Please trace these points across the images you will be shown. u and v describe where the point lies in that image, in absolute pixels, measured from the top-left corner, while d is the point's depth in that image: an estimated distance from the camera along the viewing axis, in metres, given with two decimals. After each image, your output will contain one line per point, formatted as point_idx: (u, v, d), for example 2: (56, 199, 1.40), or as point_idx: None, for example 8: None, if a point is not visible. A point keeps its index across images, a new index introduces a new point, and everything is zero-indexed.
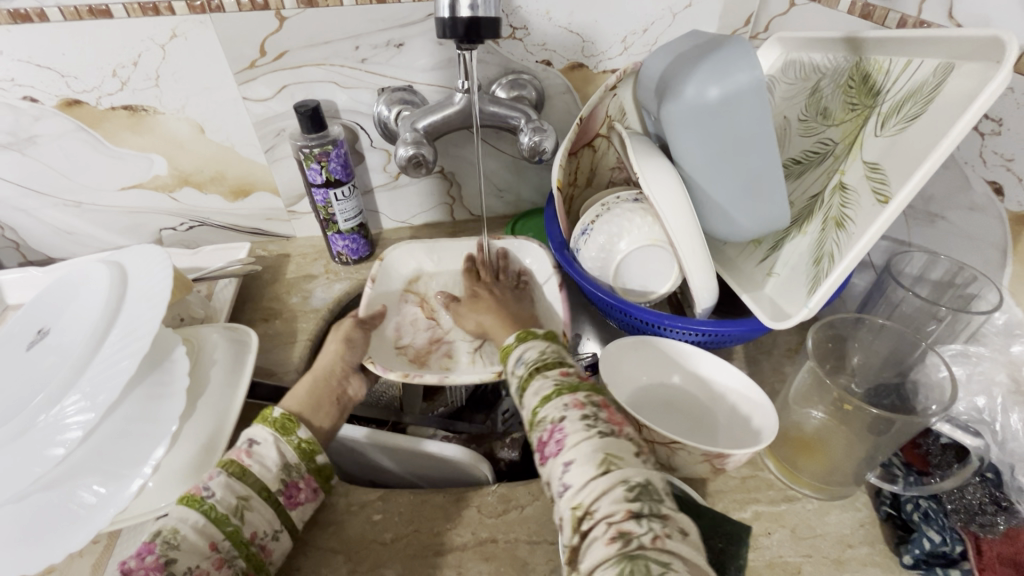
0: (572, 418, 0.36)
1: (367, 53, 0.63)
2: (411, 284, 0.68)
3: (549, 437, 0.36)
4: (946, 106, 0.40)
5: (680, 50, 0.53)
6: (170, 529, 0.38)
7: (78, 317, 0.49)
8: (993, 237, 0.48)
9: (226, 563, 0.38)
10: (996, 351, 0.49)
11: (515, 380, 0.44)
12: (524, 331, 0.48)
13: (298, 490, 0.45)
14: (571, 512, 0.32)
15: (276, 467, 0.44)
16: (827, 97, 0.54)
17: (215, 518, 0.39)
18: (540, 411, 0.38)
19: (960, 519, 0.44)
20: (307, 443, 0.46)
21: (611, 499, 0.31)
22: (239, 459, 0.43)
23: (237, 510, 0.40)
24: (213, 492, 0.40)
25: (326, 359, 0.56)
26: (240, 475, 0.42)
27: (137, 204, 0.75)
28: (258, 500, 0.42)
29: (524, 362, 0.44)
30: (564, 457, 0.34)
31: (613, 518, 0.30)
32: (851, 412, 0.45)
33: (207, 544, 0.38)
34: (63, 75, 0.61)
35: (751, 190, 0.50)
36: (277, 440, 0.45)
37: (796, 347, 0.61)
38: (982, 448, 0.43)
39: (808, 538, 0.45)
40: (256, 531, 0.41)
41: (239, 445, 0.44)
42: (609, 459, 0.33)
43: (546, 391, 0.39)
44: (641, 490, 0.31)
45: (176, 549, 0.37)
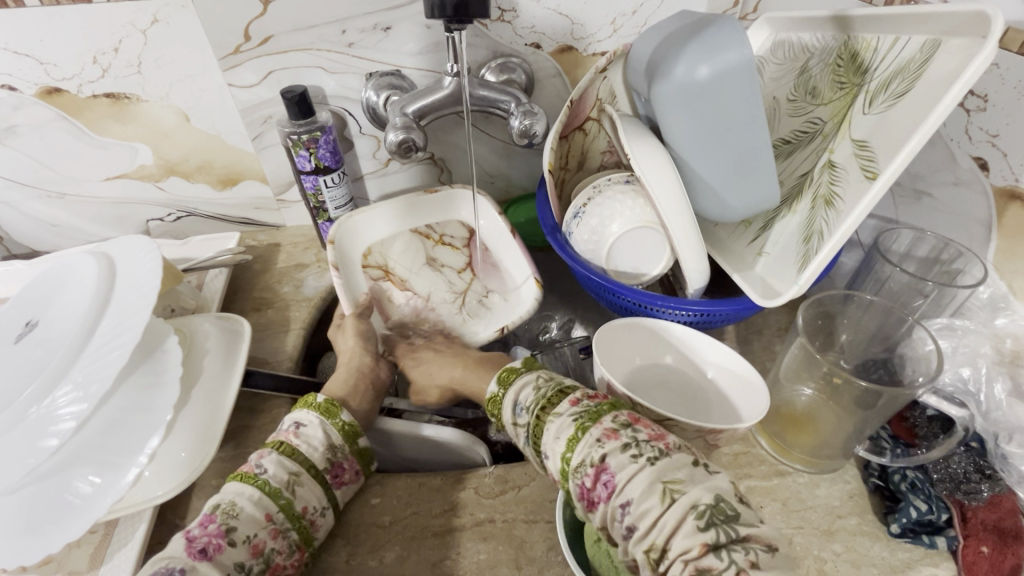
0: (612, 453, 0.35)
1: (354, 37, 0.62)
2: (369, 257, 0.65)
3: (594, 481, 0.35)
4: (933, 81, 0.40)
5: (668, 31, 0.53)
6: (229, 502, 0.39)
7: (67, 308, 0.48)
8: (977, 212, 0.49)
9: (282, 534, 0.39)
10: (981, 324, 0.50)
11: (522, 429, 0.42)
12: (506, 370, 0.47)
13: (343, 470, 0.45)
14: (646, 554, 0.32)
15: (322, 446, 0.44)
16: (815, 77, 0.55)
17: (269, 492, 0.40)
18: (571, 456, 0.37)
19: (945, 487, 0.45)
20: (351, 425, 0.47)
21: (683, 534, 0.31)
22: (289, 440, 0.44)
23: (289, 485, 0.41)
24: (266, 468, 0.41)
25: (348, 347, 0.58)
26: (291, 453, 0.43)
27: (123, 195, 0.74)
28: (308, 476, 0.42)
29: (523, 408, 0.42)
30: (619, 498, 0.33)
31: (688, 554, 0.30)
32: (840, 385, 0.46)
33: (263, 515, 0.39)
34: (41, 62, 0.60)
35: (742, 168, 0.50)
36: (323, 423, 0.45)
37: (786, 327, 0.62)
38: (966, 419, 0.44)
39: (798, 510, 0.46)
40: (307, 506, 0.41)
41: (287, 427, 0.45)
42: (669, 490, 0.33)
43: (569, 432, 0.38)
44: (712, 515, 0.31)
45: (235, 518, 0.38)
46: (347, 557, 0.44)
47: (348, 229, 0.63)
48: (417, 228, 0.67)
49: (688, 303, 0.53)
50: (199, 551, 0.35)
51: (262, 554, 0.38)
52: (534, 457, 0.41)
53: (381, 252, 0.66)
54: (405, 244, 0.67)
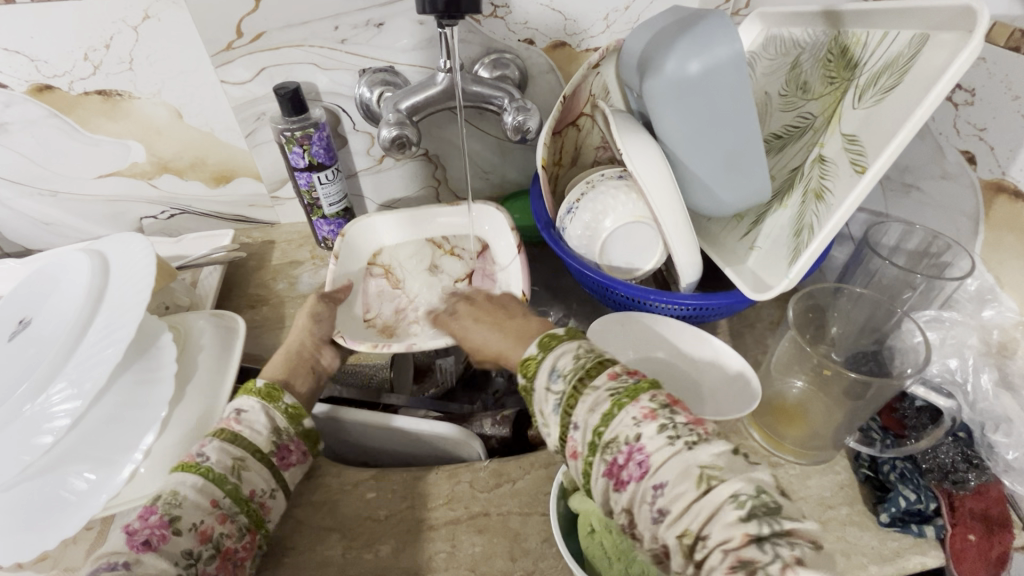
0: (648, 433, 0.32)
1: (347, 33, 0.62)
2: (377, 258, 0.68)
3: (626, 459, 0.32)
4: (920, 76, 0.41)
5: (659, 26, 0.53)
6: (169, 492, 0.38)
7: (60, 306, 0.48)
8: (965, 205, 0.49)
9: (230, 518, 0.39)
10: (968, 316, 0.50)
11: (553, 397, 0.37)
12: (546, 335, 0.42)
13: (289, 452, 0.45)
14: (679, 540, 0.29)
15: (266, 430, 0.44)
16: (807, 72, 0.55)
17: (214, 478, 0.39)
18: (605, 431, 0.33)
19: (934, 477, 0.45)
20: (294, 408, 0.47)
21: (722, 523, 0.28)
22: (229, 427, 0.43)
23: (234, 470, 0.41)
24: (208, 456, 0.40)
25: (301, 330, 0.57)
26: (233, 438, 0.42)
27: (116, 193, 0.74)
28: (253, 460, 0.42)
29: (560, 374, 0.37)
30: (652, 479, 0.31)
31: (728, 544, 0.28)
32: (830, 377, 0.46)
33: (209, 501, 0.38)
34: (31, 59, 0.59)
35: (734, 163, 0.50)
36: (264, 408, 0.45)
37: (778, 320, 0.63)
38: (954, 409, 0.44)
39: (789, 501, 0.46)
40: (254, 489, 0.41)
41: (226, 414, 0.45)
42: (707, 474, 0.30)
43: (605, 406, 0.34)
44: (754, 505, 0.28)
45: (178, 508, 0.37)
46: (343, 551, 0.45)
47: (359, 227, 0.67)
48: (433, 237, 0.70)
49: (681, 298, 0.53)
50: (142, 544, 0.35)
51: (212, 539, 0.37)
52: (560, 427, 0.36)
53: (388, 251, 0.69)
54: (412, 248, 0.69)
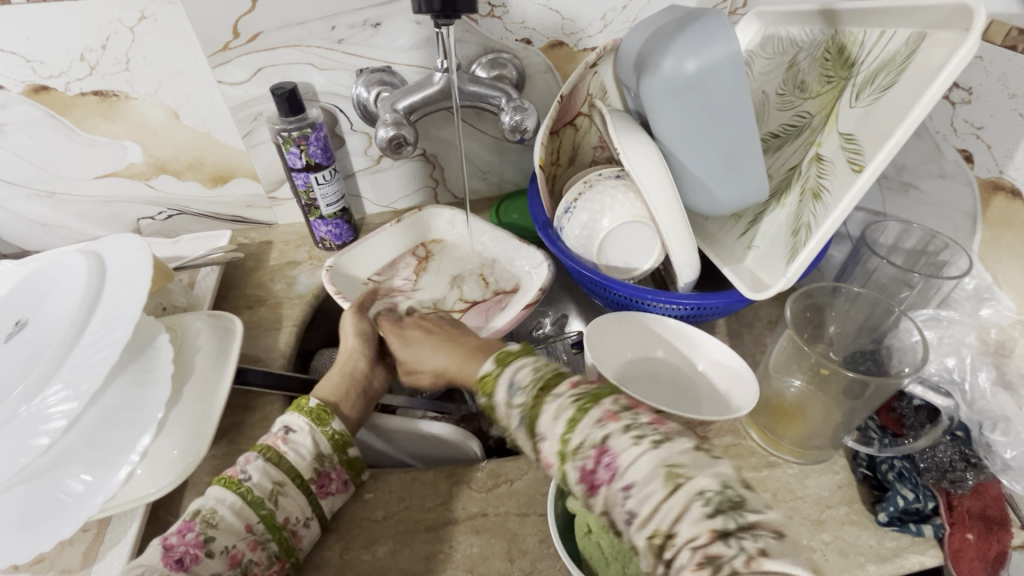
0: (615, 434, 0.32)
1: (344, 33, 0.62)
2: (432, 245, 0.73)
3: (595, 464, 0.31)
4: (917, 75, 0.41)
5: (657, 25, 0.53)
6: (209, 509, 0.39)
7: (56, 307, 0.48)
8: (962, 204, 0.49)
9: (261, 545, 0.40)
10: (966, 315, 0.50)
11: (516, 411, 0.37)
12: (501, 351, 0.42)
13: (329, 480, 0.45)
14: (649, 542, 0.29)
15: (310, 456, 0.45)
16: (804, 71, 0.55)
17: (250, 501, 0.41)
18: (571, 437, 0.33)
19: (932, 476, 0.45)
20: (339, 436, 0.47)
21: (691, 521, 0.28)
22: (275, 446, 0.44)
23: (272, 495, 0.42)
24: (250, 475, 0.42)
25: (349, 346, 0.55)
26: (276, 461, 0.43)
27: (113, 194, 0.73)
28: (292, 485, 0.43)
29: (519, 388, 0.37)
30: (620, 480, 0.30)
31: (697, 542, 0.27)
32: (828, 377, 0.46)
33: (244, 526, 0.40)
34: (27, 60, 0.59)
35: (731, 162, 0.50)
36: (312, 431, 0.46)
37: (776, 320, 0.62)
38: (952, 408, 0.44)
39: (788, 501, 0.46)
40: (289, 516, 0.42)
41: (276, 432, 0.46)
42: (674, 473, 0.29)
43: (568, 413, 0.34)
44: (720, 501, 0.28)
45: (214, 527, 0.39)
46: (341, 552, 0.45)
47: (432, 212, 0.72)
48: (485, 260, 0.70)
49: (679, 298, 0.53)
50: (176, 561, 0.36)
51: (240, 564, 0.39)
52: (528, 443, 0.36)
53: (444, 245, 0.73)
54: (464, 257, 0.71)
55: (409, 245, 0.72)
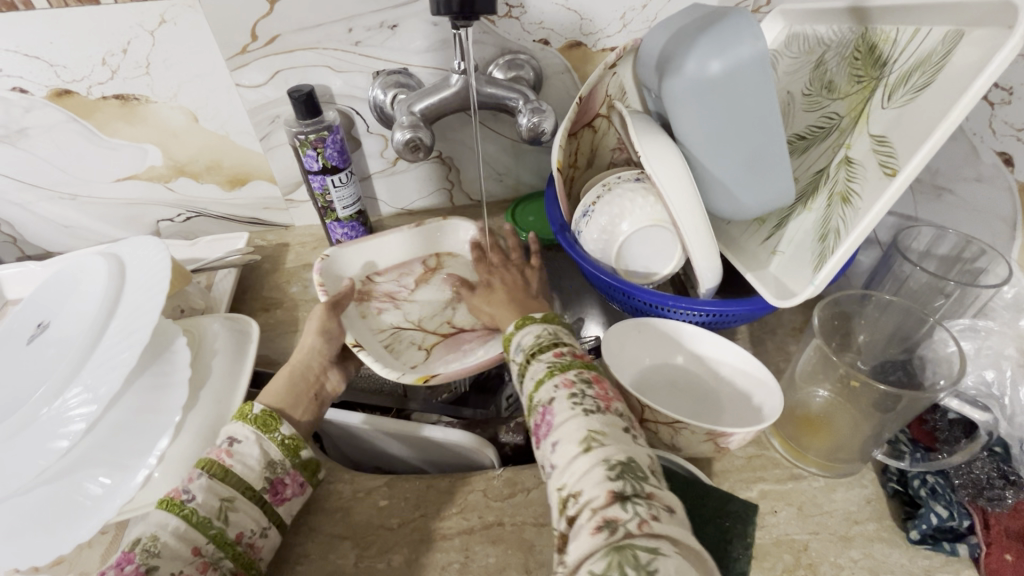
0: (560, 398, 0.37)
1: (361, 35, 0.61)
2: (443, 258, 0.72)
3: (541, 419, 0.37)
4: (956, 75, 0.39)
5: (680, 24, 0.51)
6: (150, 536, 0.37)
7: (76, 310, 0.48)
8: (1002, 210, 0.47)
9: (213, 565, 0.38)
10: (1004, 325, 0.48)
11: (515, 368, 0.43)
12: (523, 317, 0.47)
13: (284, 486, 0.44)
14: (558, 495, 0.33)
15: (260, 465, 0.43)
16: (832, 70, 0.53)
17: (196, 522, 0.38)
18: (534, 395, 0.39)
19: (967, 493, 0.43)
20: (292, 440, 0.45)
21: (594, 481, 0.32)
22: (221, 460, 0.42)
23: (221, 513, 0.40)
24: (194, 495, 0.39)
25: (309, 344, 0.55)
26: (222, 475, 0.41)
27: (133, 196, 0.74)
28: (242, 500, 0.41)
29: (521, 349, 0.43)
30: (551, 437, 0.35)
31: (596, 503, 0.31)
32: (858, 389, 0.44)
33: (191, 550, 0.37)
34: (51, 64, 0.60)
35: (756, 164, 0.49)
36: (259, 439, 0.44)
37: (801, 326, 0.61)
38: (990, 423, 0.42)
39: (814, 515, 0.45)
40: (242, 531, 0.40)
41: (220, 444, 0.43)
42: (591, 436, 0.34)
43: (539, 374, 0.39)
44: (623, 469, 0.32)
45: (156, 557, 0.36)
46: (356, 560, 0.44)
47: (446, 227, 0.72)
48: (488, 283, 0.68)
49: (701, 304, 0.52)
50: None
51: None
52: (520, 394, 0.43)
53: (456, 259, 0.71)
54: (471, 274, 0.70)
55: (420, 255, 0.71)
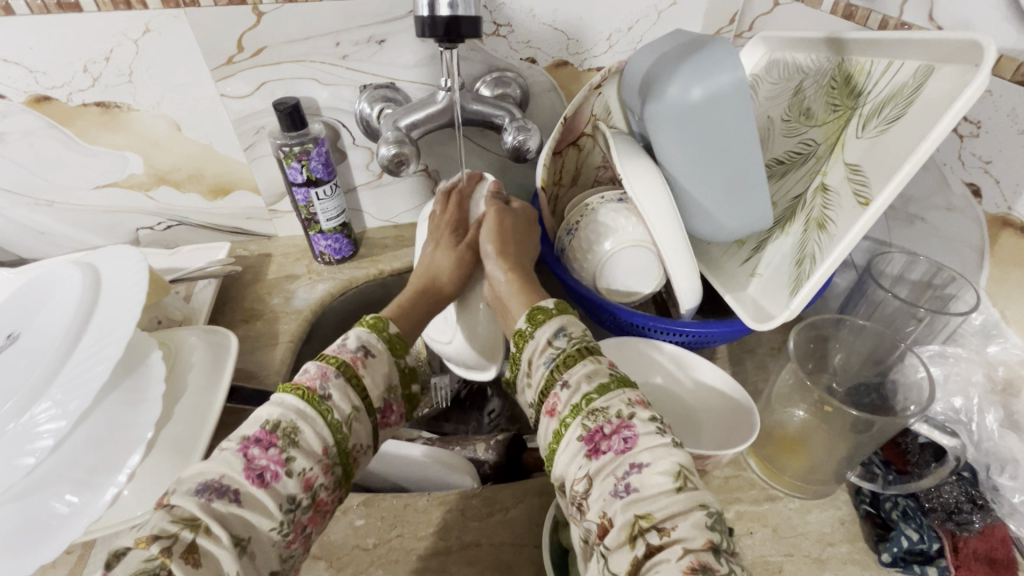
0: (641, 415, 0.34)
1: (348, 49, 0.62)
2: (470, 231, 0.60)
3: (613, 431, 0.34)
4: (927, 107, 0.40)
5: (664, 48, 0.52)
6: (290, 423, 0.37)
7: (47, 322, 0.47)
8: (970, 238, 0.48)
9: (331, 469, 0.39)
10: (973, 351, 0.49)
11: (550, 352, 0.40)
12: (535, 309, 0.44)
13: (390, 412, 0.45)
14: (630, 520, 0.30)
15: (381, 386, 0.44)
16: (810, 98, 0.54)
17: (331, 423, 0.39)
18: (598, 399, 0.36)
19: (937, 517, 0.44)
20: (408, 370, 0.47)
21: (692, 523, 0.30)
22: (355, 366, 0.42)
23: (349, 419, 0.40)
24: (332, 394, 0.40)
25: (436, 266, 0.57)
26: (355, 382, 0.42)
27: (112, 203, 0.73)
28: (364, 413, 0.42)
29: (565, 335, 0.41)
30: (631, 456, 0.33)
31: (691, 544, 0.29)
32: (831, 413, 0.45)
33: (320, 448, 0.38)
34: (30, 70, 0.59)
35: (736, 188, 0.50)
36: (388, 358, 0.45)
37: (779, 346, 0.62)
38: (958, 448, 0.43)
39: (789, 537, 0.45)
40: (357, 443, 0.41)
41: (354, 352, 0.43)
42: (685, 472, 0.32)
43: (602, 378, 0.37)
44: (718, 520, 0.30)
45: (294, 446, 0.37)
46: None
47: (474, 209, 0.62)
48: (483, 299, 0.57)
49: (680, 326, 0.53)
50: (257, 476, 0.35)
51: (313, 488, 0.37)
52: (544, 383, 0.39)
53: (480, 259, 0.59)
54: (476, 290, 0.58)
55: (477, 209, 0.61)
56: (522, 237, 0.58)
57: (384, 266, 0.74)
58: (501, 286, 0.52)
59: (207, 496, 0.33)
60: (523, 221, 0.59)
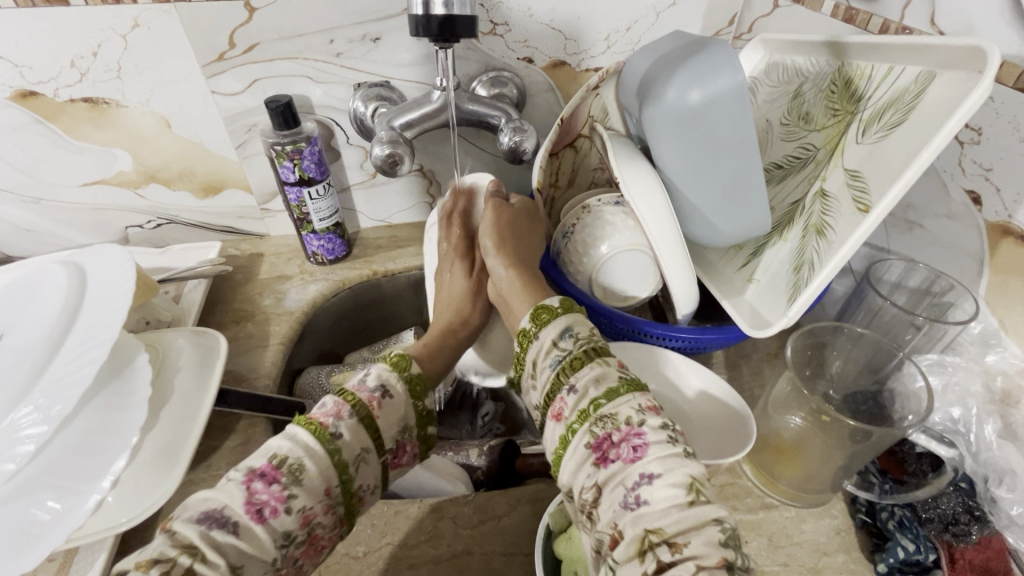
0: (651, 423, 0.33)
1: (342, 47, 0.61)
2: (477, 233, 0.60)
3: (622, 440, 0.33)
4: (928, 113, 0.40)
5: (663, 50, 0.51)
6: (297, 459, 0.36)
7: (30, 323, 0.46)
8: (969, 246, 0.48)
9: (332, 510, 0.37)
10: (971, 360, 0.49)
11: (557, 353, 0.39)
12: (540, 309, 0.43)
13: (403, 454, 0.43)
14: (640, 533, 0.30)
15: (396, 427, 0.42)
16: (809, 102, 0.54)
17: (338, 463, 0.37)
18: (606, 404, 0.35)
19: (934, 528, 0.43)
20: (425, 410, 0.45)
21: (704, 539, 0.29)
22: (371, 407, 0.40)
23: (357, 461, 0.39)
24: (342, 434, 0.38)
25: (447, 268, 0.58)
26: (367, 424, 0.40)
27: (101, 201, 0.72)
28: (374, 455, 0.40)
29: (572, 335, 0.40)
30: (641, 466, 0.32)
31: (705, 561, 0.28)
32: (829, 423, 0.44)
33: (324, 488, 0.36)
34: (16, 65, 0.58)
35: (734, 194, 0.49)
36: (406, 399, 0.43)
37: (776, 352, 0.61)
38: (956, 459, 0.43)
39: (784, 546, 0.45)
40: (363, 484, 0.40)
41: (372, 391, 0.41)
42: (697, 485, 0.31)
43: (611, 383, 0.36)
44: (732, 535, 0.29)
45: (299, 484, 0.35)
46: None
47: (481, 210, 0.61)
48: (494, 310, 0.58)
49: (676, 331, 0.52)
50: (256, 512, 0.34)
51: (310, 526, 0.36)
52: (550, 385, 0.38)
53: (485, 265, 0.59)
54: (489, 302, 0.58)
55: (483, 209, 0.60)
56: (522, 229, 0.56)
57: (378, 267, 0.73)
58: (502, 281, 0.52)
59: (207, 525, 0.32)
60: (523, 214, 0.57)
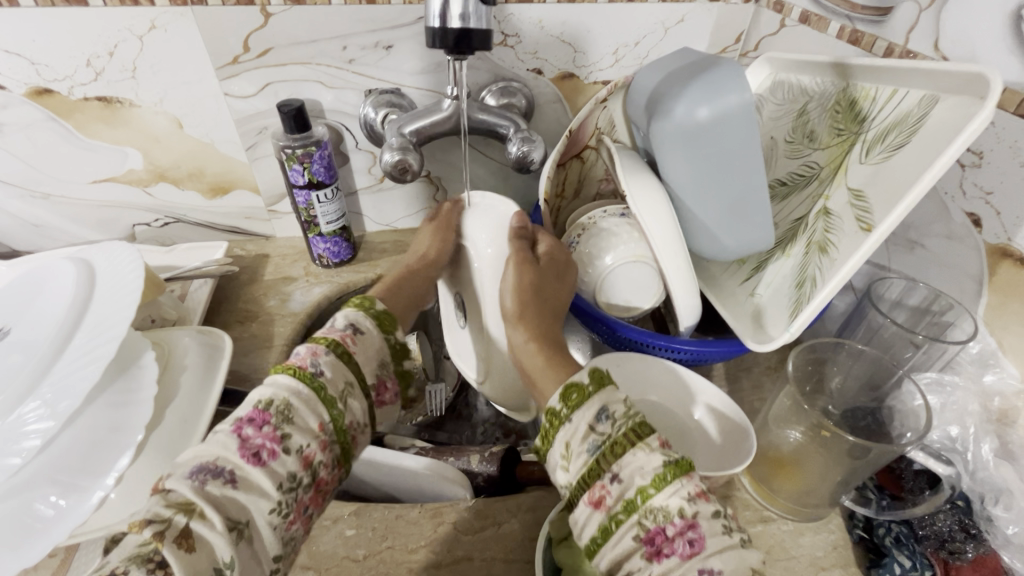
0: (704, 513, 0.32)
1: (355, 53, 0.61)
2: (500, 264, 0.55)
3: (676, 535, 0.31)
4: (929, 137, 0.41)
5: (672, 67, 0.52)
6: (284, 400, 0.38)
7: (38, 318, 0.46)
8: (970, 268, 0.49)
9: (328, 447, 0.39)
10: (969, 380, 0.49)
11: (594, 439, 0.35)
12: (569, 387, 0.38)
13: (384, 390, 0.46)
14: None
15: (373, 362, 0.45)
16: (814, 120, 0.55)
17: (324, 398, 0.40)
18: (655, 495, 0.32)
19: (930, 544, 0.44)
20: (400, 347, 0.48)
21: None
22: (345, 344, 0.43)
23: (343, 395, 0.41)
24: (323, 371, 0.40)
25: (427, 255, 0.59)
26: (345, 358, 0.42)
27: (110, 198, 0.72)
28: (358, 389, 0.43)
29: (608, 416, 0.36)
30: (700, 562, 0.30)
31: None
32: (829, 437, 0.45)
33: (318, 425, 0.39)
34: (32, 63, 0.58)
35: (740, 211, 0.50)
36: (377, 335, 0.46)
37: (776, 365, 0.62)
38: (953, 477, 0.45)
39: (782, 560, 0.45)
40: (353, 420, 0.42)
41: (344, 330, 0.44)
42: None
43: (658, 470, 0.33)
44: None
45: (290, 423, 0.37)
46: None
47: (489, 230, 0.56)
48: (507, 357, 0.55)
49: (679, 343, 0.53)
50: (252, 456, 0.35)
51: (312, 465, 0.38)
52: (586, 473, 0.34)
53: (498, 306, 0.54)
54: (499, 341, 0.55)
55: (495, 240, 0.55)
56: (548, 289, 0.51)
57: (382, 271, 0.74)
58: (522, 352, 0.47)
59: (201, 478, 0.33)
60: (552, 273, 0.52)
